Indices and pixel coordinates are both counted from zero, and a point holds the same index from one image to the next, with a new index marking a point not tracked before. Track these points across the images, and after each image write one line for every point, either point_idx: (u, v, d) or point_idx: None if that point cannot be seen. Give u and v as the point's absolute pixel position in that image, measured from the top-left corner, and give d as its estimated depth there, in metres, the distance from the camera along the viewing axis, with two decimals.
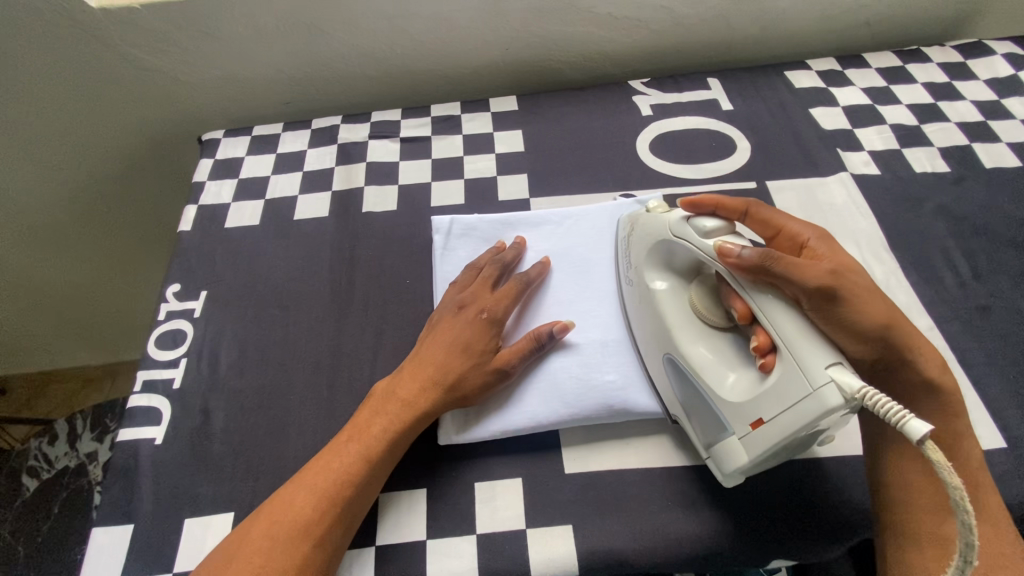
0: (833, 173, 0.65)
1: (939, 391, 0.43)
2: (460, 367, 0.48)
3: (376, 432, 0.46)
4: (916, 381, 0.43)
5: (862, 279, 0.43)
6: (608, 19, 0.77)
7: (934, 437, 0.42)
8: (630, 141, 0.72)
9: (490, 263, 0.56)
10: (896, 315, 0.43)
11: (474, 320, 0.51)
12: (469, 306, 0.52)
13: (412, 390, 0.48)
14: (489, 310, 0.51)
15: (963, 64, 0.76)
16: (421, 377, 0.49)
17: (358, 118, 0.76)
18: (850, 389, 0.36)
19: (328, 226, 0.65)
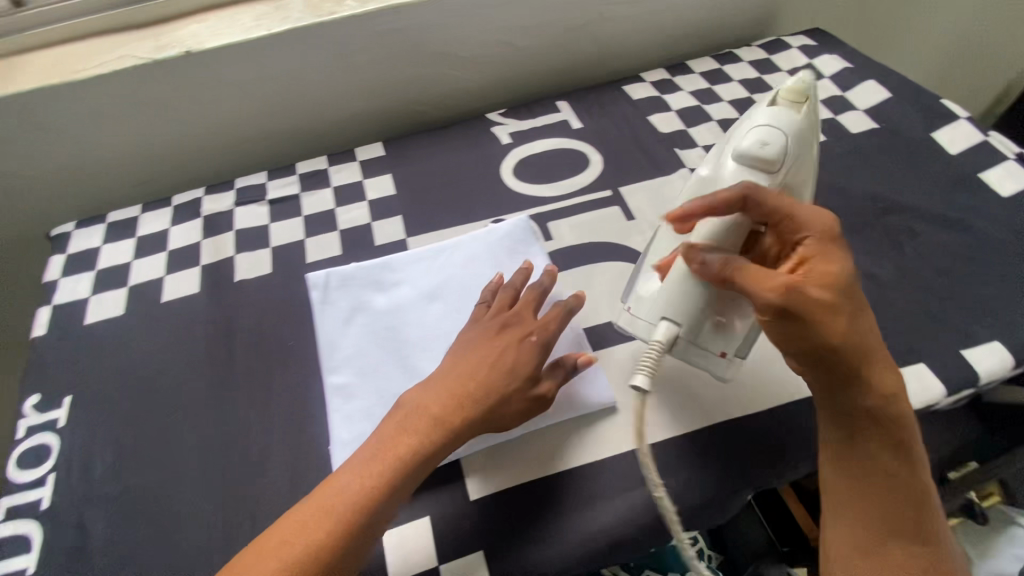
0: (675, 170, 0.72)
1: (891, 425, 0.42)
2: (498, 391, 0.48)
3: (404, 453, 0.45)
4: (866, 422, 0.42)
5: (852, 315, 0.41)
6: (456, 58, 0.82)
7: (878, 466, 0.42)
8: (494, 169, 0.76)
9: (528, 288, 0.56)
10: (872, 356, 0.42)
11: (522, 343, 0.51)
12: (513, 326, 0.52)
13: (442, 406, 0.47)
14: (536, 333, 0.51)
15: (768, 59, 0.87)
16: (452, 394, 0.48)
17: (222, 187, 0.74)
18: (655, 335, 0.47)
19: (201, 302, 0.63)
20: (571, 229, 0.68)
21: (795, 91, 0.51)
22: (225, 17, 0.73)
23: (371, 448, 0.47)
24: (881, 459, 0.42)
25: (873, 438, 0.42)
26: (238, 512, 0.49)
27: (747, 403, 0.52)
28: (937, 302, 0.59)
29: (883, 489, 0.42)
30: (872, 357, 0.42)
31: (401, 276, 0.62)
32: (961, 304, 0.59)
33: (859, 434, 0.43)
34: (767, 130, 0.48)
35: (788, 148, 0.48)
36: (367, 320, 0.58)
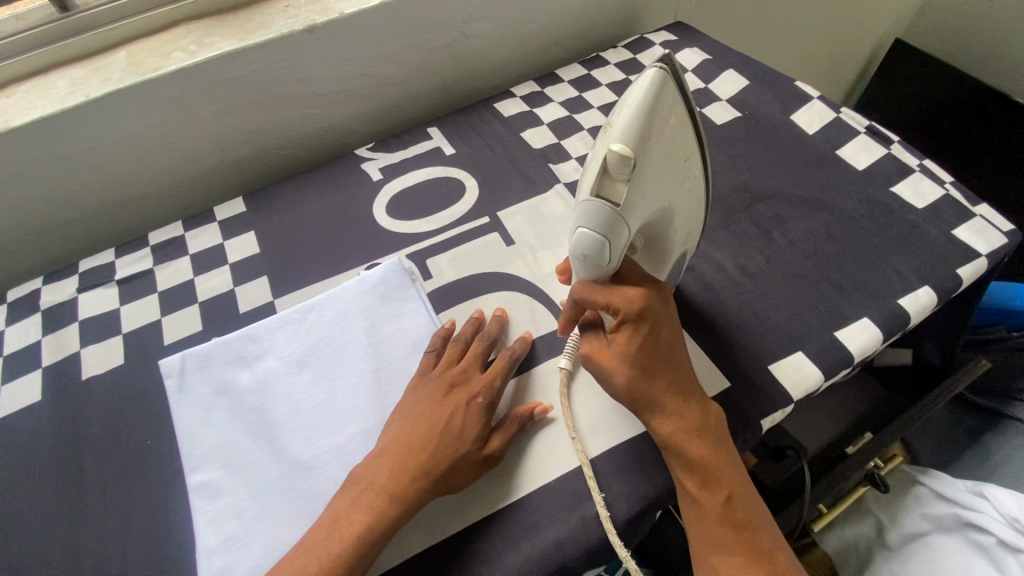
0: (550, 186, 0.71)
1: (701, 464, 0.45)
2: (446, 459, 0.46)
3: (359, 532, 0.44)
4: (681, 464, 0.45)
5: (651, 371, 0.45)
6: (313, 97, 0.77)
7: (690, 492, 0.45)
8: (366, 210, 0.72)
9: (478, 339, 0.56)
10: (677, 405, 0.45)
11: (469, 404, 0.50)
12: (459, 387, 0.51)
13: (388, 479, 0.46)
14: (482, 394, 0.51)
15: (634, 59, 0.88)
16: (400, 463, 0.46)
17: (63, 273, 0.67)
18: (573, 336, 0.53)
19: (45, 410, 0.56)
20: (450, 263, 0.66)
21: (618, 160, 0.38)
22: (37, 87, 0.66)
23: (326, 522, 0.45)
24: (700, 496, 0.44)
25: (688, 477, 0.45)
26: None
27: (631, 424, 0.51)
28: (808, 286, 0.60)
29: (707, 517, 0.44)
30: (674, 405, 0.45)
31: (268, 346, 0.58)
32: (831, 285, 0.60)
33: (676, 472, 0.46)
34: (584, 236, 0.42)
35: (609, 256, 0.42)
36: (231, 403, 0.54)
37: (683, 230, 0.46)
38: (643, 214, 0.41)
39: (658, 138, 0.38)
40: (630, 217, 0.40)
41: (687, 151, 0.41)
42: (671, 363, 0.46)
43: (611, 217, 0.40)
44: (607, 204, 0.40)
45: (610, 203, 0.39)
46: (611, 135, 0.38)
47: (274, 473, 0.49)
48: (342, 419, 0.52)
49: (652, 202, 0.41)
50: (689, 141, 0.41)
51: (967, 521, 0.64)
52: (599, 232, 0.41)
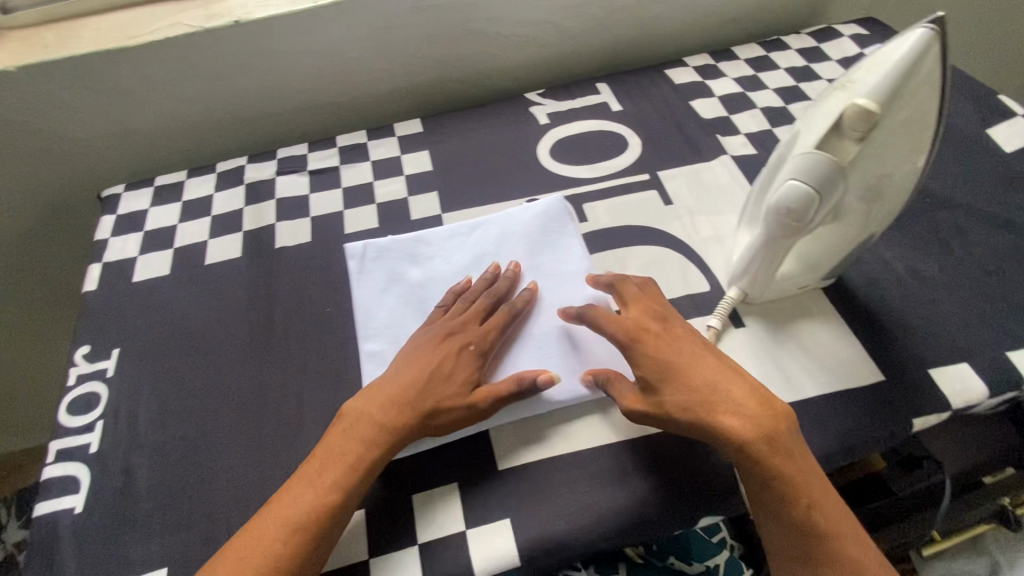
0: (716, 157, 0.71)
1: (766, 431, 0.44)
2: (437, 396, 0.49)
3: (356, 461, 0.46)
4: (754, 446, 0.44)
5: (682, 373, 0.47)
6: (498, 38, 0.81)
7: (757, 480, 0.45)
8: (531, 149, 0.75)
9: (485, 294, 0.57)
10: (723, 392, 0.46)
11: (459, 353, 0.52)
12: (457, 336, 0.53)
13: (387, 414, 0.48)
14: (475, 344, 0.52)
15: (817, 48, 0.85)
16: (400, 396, 0.49)
17: (264, 157, 0.76)
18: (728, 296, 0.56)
19: (243, 266, 0.65)
20: (606, 211, 0.68)
21: (857, 115, 0.39)
22: None
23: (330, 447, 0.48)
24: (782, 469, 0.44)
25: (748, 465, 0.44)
26: (273, 466, 0.51)
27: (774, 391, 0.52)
28: (986, 301, 0.57)
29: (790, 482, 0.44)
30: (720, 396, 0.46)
31: (437, 251, 0.63)
32: (1012, 305, 0.57)
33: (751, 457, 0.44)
34: (795, 186, 0.42)
35: (815, 213, 0.43)
36: (404, 292, 0.60)
37: (884, 208, 0.46)
38: (861, 178, 0.42)
39: (902, 102, 0.39)
40: (849, 177, 0.41)
41: (920, 131, 0.41)
42: (698, 359, 0.48)
43: (831, 173, 0.41)
44: (831, 158, 0.41)
45: (834, 158, 0.40)
46: (853, 91, 0.39)
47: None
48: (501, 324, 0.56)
49: (873, 168, 0.42)
50: (930, 119, 0.41)
51: None
52: (813, 185, 0.42)
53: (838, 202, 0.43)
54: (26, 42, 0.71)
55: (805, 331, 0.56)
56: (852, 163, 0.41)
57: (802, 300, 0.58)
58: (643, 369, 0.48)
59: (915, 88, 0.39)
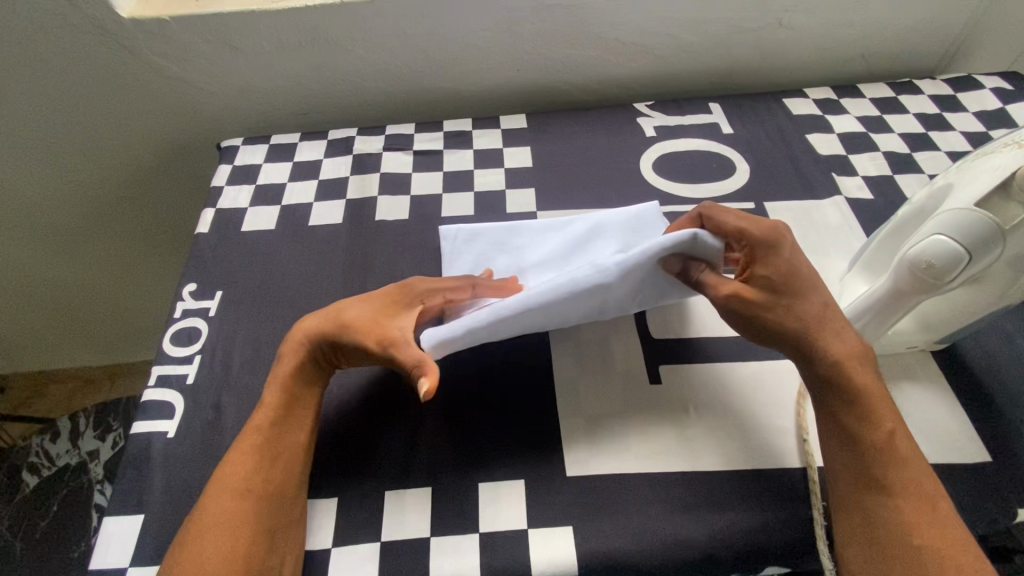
0: (828, 196, 0.68)
1: (864, 412, 0.44)
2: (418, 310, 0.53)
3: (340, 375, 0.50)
4: (841, 413, 0.45)
5: (796, 285, 0.47)
6: (617, 44, 0.81)
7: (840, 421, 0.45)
8: (634, 160, 0.75)
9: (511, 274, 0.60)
10: (828, 313, 0.47)
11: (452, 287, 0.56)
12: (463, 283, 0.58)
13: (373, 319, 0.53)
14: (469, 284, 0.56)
15: (953, 97, 0.79)
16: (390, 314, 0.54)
17: (374, 131, 0.79)
18: None
19: (342, 233, 0.68)
20: None
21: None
22: None
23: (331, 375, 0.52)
24: (869, 456, 0.43)
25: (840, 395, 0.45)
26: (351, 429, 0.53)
27: None
28: None
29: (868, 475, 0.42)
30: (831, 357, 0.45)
31: (529, 242, 0.63)
32: None
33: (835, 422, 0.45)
34: (943, 243, 0.40)
35: (957, 272, 0.41)
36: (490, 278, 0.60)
37: None
38: (1017, 246, 0.40)
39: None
40: (1006, 240, 0.39)
41: None
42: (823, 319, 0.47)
43: (989, 233, 0.39)
44: (991, 219, 0.39)
45: (995, 219, 0.39)
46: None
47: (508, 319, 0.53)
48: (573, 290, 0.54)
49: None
50: None
51: None
52: (965, 245, 0.40)
53: (985, 265, 0.41)
54: None
55: (906, 393, 0.53)
56: (1014, 228, 0.39)
57: (907, 360, 0.55)
58: (769, 273, 0.47)
59: None
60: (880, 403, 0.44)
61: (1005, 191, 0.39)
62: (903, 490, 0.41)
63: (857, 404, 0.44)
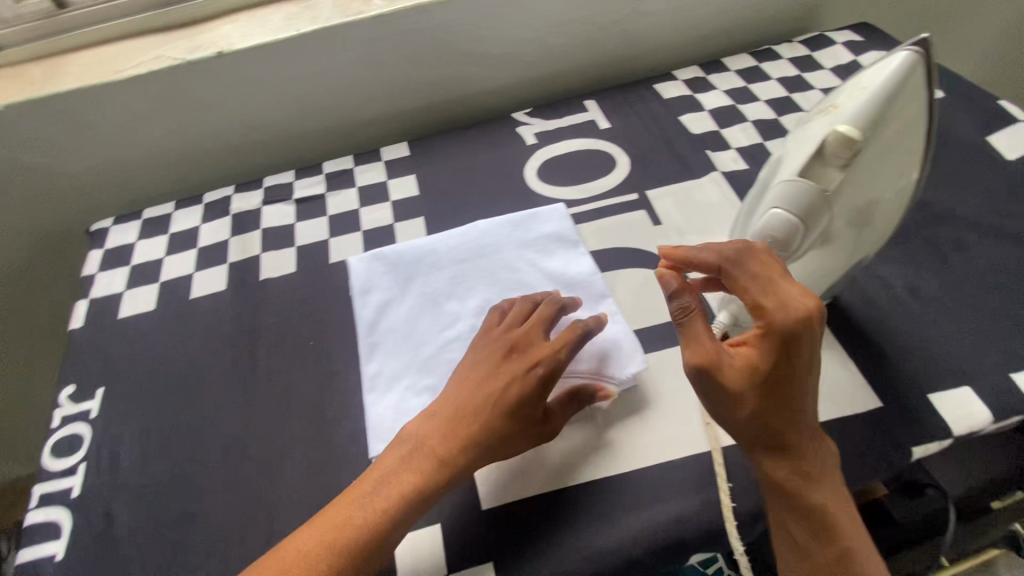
0: (706, 174, 0.70)
1: (816, 524, 0.41)
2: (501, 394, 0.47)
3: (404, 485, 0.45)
4: (802, 518, 0.41)
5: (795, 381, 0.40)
6: (484, 57, 0.80)
7: (815, 535, 0.41)
8: (518, 171, 0.74)
9: (547, 305, 0.53)
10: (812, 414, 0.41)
11: (525, 371, 0.48)
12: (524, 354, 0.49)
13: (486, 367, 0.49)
14: (544, 361, 0.48)
15: (810, 56, 0.83)
16: (451, 419, 0.47)
17: (251, 186, 0.76)
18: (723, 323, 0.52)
19: (228, 300, 0.65)
20: (594, 233, 0.66)
21: (839, 143, 0.38)
22: (258, 18, 0.74)
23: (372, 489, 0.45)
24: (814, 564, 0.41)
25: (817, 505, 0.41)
26: (256, 509, 0.50)
27: None
28: (985, 319, 0.55)
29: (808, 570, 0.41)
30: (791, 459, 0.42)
31: (436, 262, 0.62)
32: (1019, 323, 0.55)
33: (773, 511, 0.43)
34: (777, 217, 0.41)
35: (800, 240, 0.41)
36: (412, 304, 0.59)
37: (876, 235, 0.44)
38: (847, 203, 0.41)
39: (890, 127, 0.38)
40: (834, 205, 0.40)
41: (906, 151, 0.40)
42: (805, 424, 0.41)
43: (814, 199, 0.40)
44: (812, 186, 0.40)
45: (816, 185, 0.39)
46: (837, 116, 0.38)
47: (433, 326, 0.57)
48: (480, 281, 0.60)
49: (859, 194, 0.40)
50: (917, 141, 0.40)
51: None
52: (796, 214, 0.40)
53: (824, 229, 0.42)
54: (13, 79, 0.72)
55: None
56: (835, 190, 0.39)
57: None
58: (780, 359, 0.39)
59: (896, 113, 0.38)
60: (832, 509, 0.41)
61: (823, 155, 0.39)
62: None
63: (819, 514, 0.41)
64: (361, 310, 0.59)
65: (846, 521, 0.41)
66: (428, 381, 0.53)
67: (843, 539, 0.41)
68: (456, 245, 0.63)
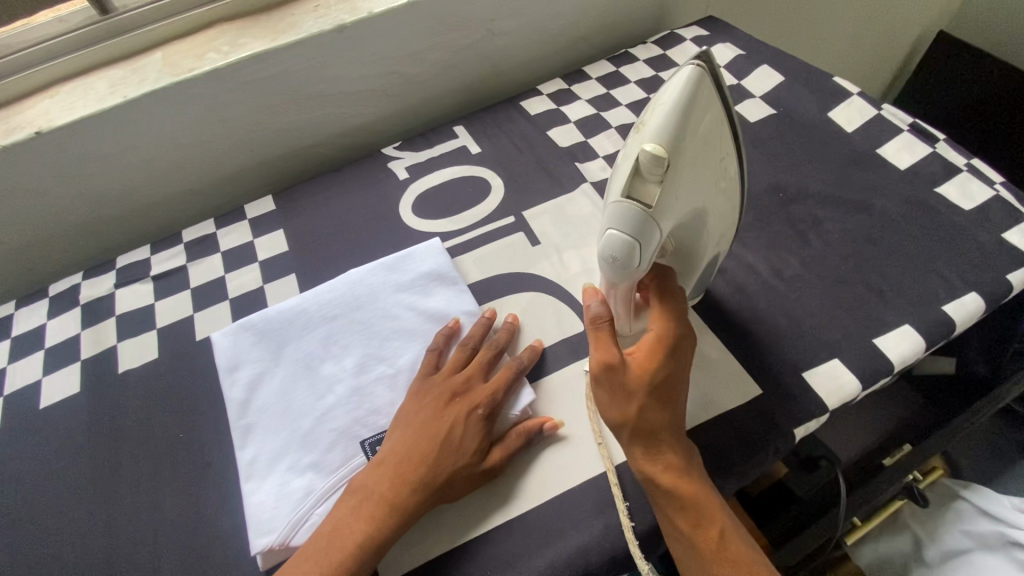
0: (577, 186, 0.70)
1: (690, 511, 0.42)
2: (445, 456, 0.47)
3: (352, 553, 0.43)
4: (677, 508, 0.43)
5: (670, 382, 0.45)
6: (340, 97, 0.77)
7: (693, 521, 0.42)
8: (392, 209, 0.72)
9: (487, 346, 0.54)
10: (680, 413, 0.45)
11: (469, 416, 0.49)
12: (462, 397, 0.50)
13: (434, 419, 0.48)
14: (483, 405, 0.49)
15: (664, 55, 0.86)
16: (400, 473, 0.46)
17: (102, 269, 0.69)
18: None
19: (82, 402, 0.58)
20: (473, 264, 0.65)
21: (651, 161, 0.38)
22: (79, 88, 0.68)
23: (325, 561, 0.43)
24: (704, 551, 0.42)
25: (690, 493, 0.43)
26: None
27: None
28: (843, 289, 0.58)
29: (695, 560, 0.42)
30: (677, 458, 0.44)
31: (310, 323, 0.59)
32: (873, 289, 0.58)
33: (666, 519, 0.43)
34: (614, 238, 0.41)
35: (640, 258, 0.42)
36: (287, 374, 0.56)
37: (715, 234, 0.47)
38: (675, 215, 0.41)
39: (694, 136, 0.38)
40: (662, 219, 0.40)
41: (716, 154, 0.41)
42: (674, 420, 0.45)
43: (641, 218, 0.40)
44: (638, 205, 0.40)
45: (640, 204, 0.40)
46: (644, 135, 0.39)
47: (311, 395, 0.54)
48: (357, 338, 0.57)
49: (684, 204, 0.41)
50: (723, 142, 0.41)
51: (1013, 539, 0.64)
52: (630, 234, 0.41)
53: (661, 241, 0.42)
54: None
55: None
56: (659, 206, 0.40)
57: None
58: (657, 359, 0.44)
59: (696, 123, 0.38)
60: (716, 500, 0.43)
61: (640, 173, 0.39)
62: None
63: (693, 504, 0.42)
64: (230, 391, 0.55)
65: (714, 504, 0.43)
66: (311, 457, 0.50)
67: (714, 520, 0.42)
68: (328, 300, 0.60)
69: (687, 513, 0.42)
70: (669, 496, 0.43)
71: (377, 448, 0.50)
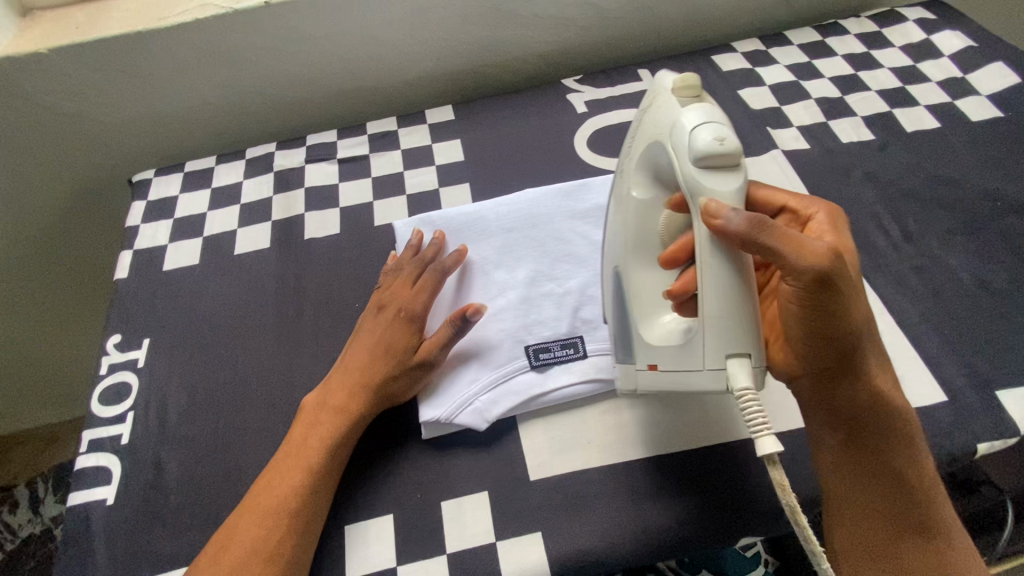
0: (766, 152, 0.67)
1: (887, 433, 0.41)
2: (384, 360, 0.50)
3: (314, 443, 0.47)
4: (870, 431, 0.41)
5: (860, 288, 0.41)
6: (534, 20, 0.77)
7: (887, 443, 0.41)
8: (567, 139, 0.72)
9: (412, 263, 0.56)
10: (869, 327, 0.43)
11: (392, 321, 0.52)
12: (386, 305, 0.54)
13: (367, 335, 0.52)
14: (404, 309, 0.52)
15: (879, 33, 0.79)
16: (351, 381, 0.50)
17: (294, 144, 0.74)
18: (738, 386, 0.39)
19: (271, 258, 0.64)
20: None
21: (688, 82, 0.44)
22: None
23: (305, 437, 0.48)
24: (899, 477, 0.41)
25: (886, 415, 0.41)
26: None
27: None
28: None
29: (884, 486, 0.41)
30: (882, 373, 0.42)
31: (486, 229, 0.61)
32: None
33: (848, 441, 0.41)
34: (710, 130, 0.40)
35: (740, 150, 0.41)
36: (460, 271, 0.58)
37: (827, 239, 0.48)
38: None
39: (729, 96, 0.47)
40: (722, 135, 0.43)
41: None
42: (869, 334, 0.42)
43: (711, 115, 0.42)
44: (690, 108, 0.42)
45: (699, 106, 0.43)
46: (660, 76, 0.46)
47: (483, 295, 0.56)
48: (529, 252, 0.59)
49: None
50: None
51: None
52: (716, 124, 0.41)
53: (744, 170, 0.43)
54: (58, 22, 0.70)
55: None
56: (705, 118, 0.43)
57: None
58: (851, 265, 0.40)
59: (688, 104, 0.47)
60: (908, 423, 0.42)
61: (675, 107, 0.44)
62: (920, 511, 0.41)
63: (886, 425, 0.41)
64: None
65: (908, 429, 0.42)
66: (479, 349, 0.53)
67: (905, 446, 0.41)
68: (505, 213, 0.62)
69: (882, 435, 0.41)
70: (873, 415, 0.41)
71: (540, 356, 0.52)
